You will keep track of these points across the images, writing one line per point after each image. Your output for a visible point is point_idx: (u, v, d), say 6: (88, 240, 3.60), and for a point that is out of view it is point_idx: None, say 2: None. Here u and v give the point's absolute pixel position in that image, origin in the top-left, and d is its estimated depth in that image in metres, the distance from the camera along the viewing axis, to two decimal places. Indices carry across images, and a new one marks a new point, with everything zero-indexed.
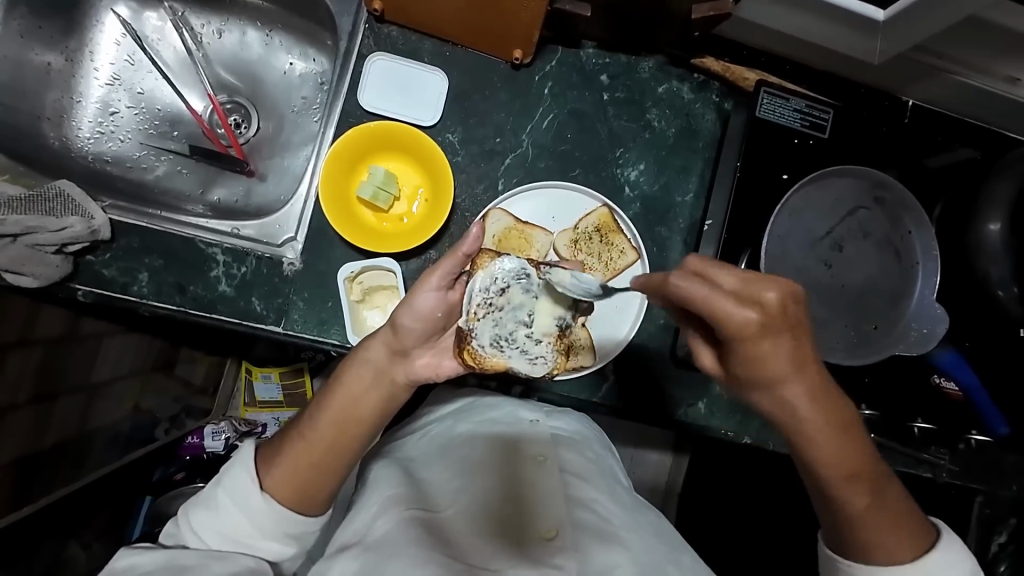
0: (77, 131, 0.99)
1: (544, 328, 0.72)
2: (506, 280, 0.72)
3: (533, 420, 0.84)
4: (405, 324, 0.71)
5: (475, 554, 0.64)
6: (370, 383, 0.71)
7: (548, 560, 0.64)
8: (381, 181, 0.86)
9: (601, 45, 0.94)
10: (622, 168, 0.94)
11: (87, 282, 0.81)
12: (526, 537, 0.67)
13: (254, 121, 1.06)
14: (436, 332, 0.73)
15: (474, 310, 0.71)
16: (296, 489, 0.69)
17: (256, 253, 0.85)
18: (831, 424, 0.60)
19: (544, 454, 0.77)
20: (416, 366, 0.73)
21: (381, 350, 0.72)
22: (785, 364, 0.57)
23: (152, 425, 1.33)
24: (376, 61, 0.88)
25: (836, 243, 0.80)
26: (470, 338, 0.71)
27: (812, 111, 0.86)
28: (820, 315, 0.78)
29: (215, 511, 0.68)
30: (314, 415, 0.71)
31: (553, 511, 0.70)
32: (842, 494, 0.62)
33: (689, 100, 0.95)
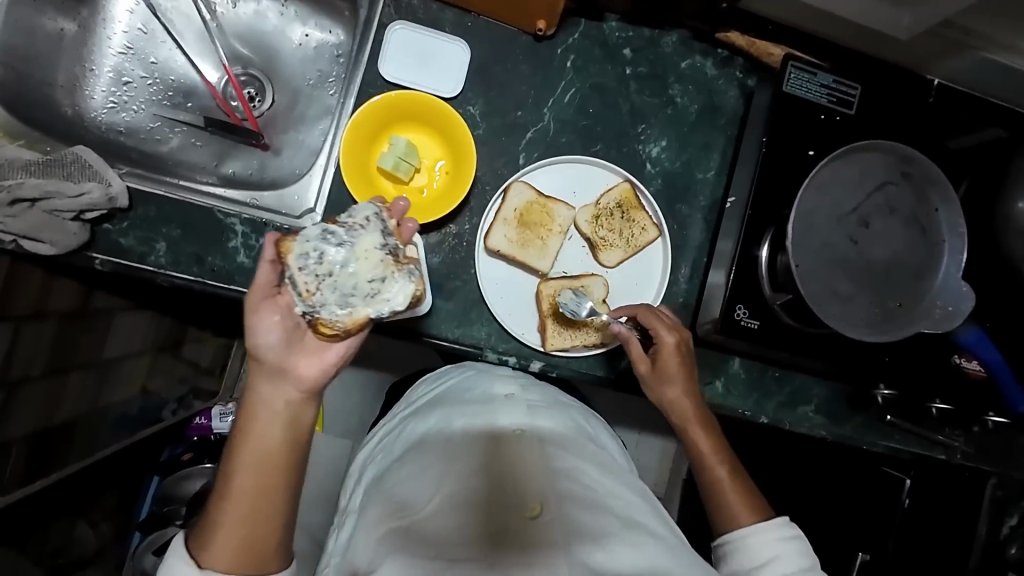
0: (90, 100, 0.97)
1: (375, 260, 0.68)
2: (315, 248, 0.68)
3: (508, 394, 0.75)
4: (262, 346, 0.66)
5: (460, 539, 0.56)
6: (266, 419, 0.66)
7: (540, 540, 0.57)
8: (404, 154, 0.85)
9: (625, 18, 0.93)
10: (644, 144, 0.93)
11: (103, 250, 0.80)
12: (512, 515, 0.58)
13: (269, 94, 1.06)
14: (299, 336, 0.68)
15: (303, 288, 0.66)
16: (240, 548, 0.62)
17: (275, 224, 0.84)
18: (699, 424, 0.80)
19: (521, 427, 0.68)
20: (301, 374, 0.67)
21: (269, 389, 0.66)
22: (682, 372, 0.80)
23: (164, 407, 1.36)
24: (397, 29, 0.86)
25: (863, 219, 0.78)
26: (315, 313, 0.67)
27: (839, 87, 0.85)
28: (844, 290, 0.77)
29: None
30: (231, 468, 0.65)
31: (537, 482, 0.61)
32: (710, 472, 0.79)
33: (711, 76, 0.95)
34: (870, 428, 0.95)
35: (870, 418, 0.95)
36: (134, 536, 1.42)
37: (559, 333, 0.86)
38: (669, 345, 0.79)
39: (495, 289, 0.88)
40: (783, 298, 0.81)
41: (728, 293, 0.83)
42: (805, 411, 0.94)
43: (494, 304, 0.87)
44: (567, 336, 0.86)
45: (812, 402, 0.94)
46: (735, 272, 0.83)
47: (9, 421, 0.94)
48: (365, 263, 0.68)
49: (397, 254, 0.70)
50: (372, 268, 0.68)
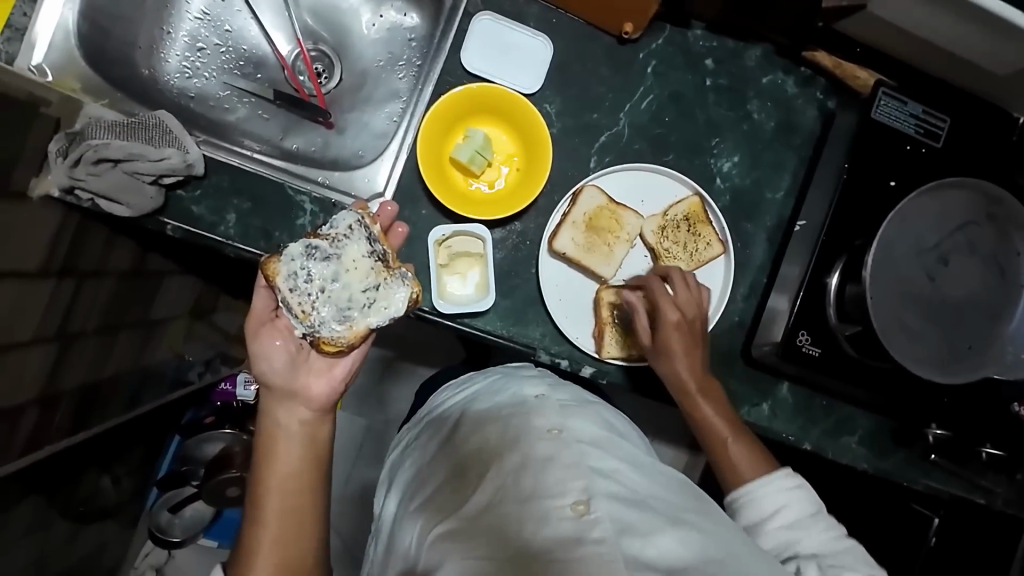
0: (165, 63, 0.97)
1: (366, 271, 0.67)
2: (304, 267, 0.66)
3: (539, 392, 0.68)
4: (270, 369, 0.66)
5: (510, 541, 0.53)
6: (291, 437, 0.64)
7: (586, 539, 0.52)
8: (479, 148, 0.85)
9: (711, 27, 0.91)
10: (716, 158, 0.92)
11: (175, 216, 0.81)
12: (553, 519, 0.53)
13: (337, 72, 1.05)
14: (302, 357, 0.68)
15: (298, 310, 0.65)
16: (283, 571, 0.58)
17: (344, 206, 0.84)
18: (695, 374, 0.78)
19: (554, 425, 0.61)
20: (313, 393, 0.66)
21: (289, 411, 0.65)
22: (685, 329, 0.78)
23: (190, 369, 1.34)
24: (482, 19, 0.85)
25: (943, 256, 0.77)
26: (315, 332, 0.66)
27: (928, 119, 0.83)
28: (915, 326, 0.76)
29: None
30: (257, 493, 0.61)
31: (575, 480, 0.56)
32: (710, 437, 0.78)
33: (792, 94, 0.93)
34: (913, 465, 0.94)
35: (913, 456, 0.94)
36: (152, 490, 1.47)
37: (615, 343, 0.86)
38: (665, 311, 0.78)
39: (556, 293, 0.88)
40: (850, 329, 0.80)
41: (792, 318, 0.82)
42: (849, 442, 0.93)
43: (553, 306, 0.87)
44: (623, 347, 0.86)
45: (857, 434, 0.94)
46: (803, 295, 0.82)
47: (60, 374, 0.95)
48: (359, 276, 0.67)
49: (386, 261, 0.68)
50: (364, 278, 0.67)
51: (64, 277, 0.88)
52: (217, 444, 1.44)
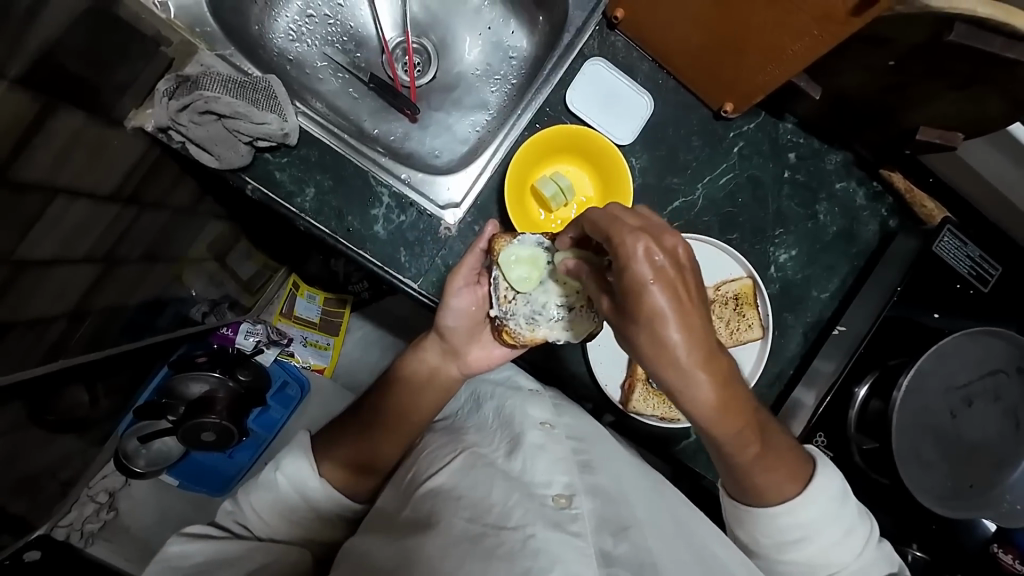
0: (274, 22, 0.98)
1: (572, 289, 0.69)
2: (524, 260, 0.71)
3: (534, 388, 0.80)
4: (450, 325, 0.75)
5: (491, 511, 0.57)
6: (423, 383, 0.76)
7: (567, 527, 0.56)
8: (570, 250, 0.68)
9: (801, 124, 0.95)
10: (776, 248, 0.95)
11: (257, 178, 0.82)
12: (537, 500, 0.59)
13: (433, 69, 1.06)
14: (479, 327, 0.76)
15: (501, 296, 0.71)
16: (351, 476, 0.71)
17: (420, 207, 0.86)
18: (743, 435, 0.58)
19: (549, 421, 0.72)
20: (471, 361, 0.76)
21: (433, 352, 0.76)
22: (681, 360, 0.49)
23: (193, 306, 1.23)
24: (594, 64, 0.89)
25: (968, 397, 0.81)
26: (503, 320, 0.72)
27: (982, 264, 0.87)
28: (928, 456, 0.80)
29: (273, 492, 0.68)
30: (377, 406, 0.75)
31: (562, 475, 0.63)
32: (726, 441, 0.59)
33: (860, 205, 0.96)
34: None
35: None
36: (127, 417, 1.31)
37: (642, 399, 0.86)
38: (646, 278, 0.47)
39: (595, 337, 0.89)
40: (867, 443, 0.83)
41: (813, 418, 0.86)
42: None
43: (591, 348, 0.89)
44: (649, 404, 0.86)
45: None
46: (830, 401, 0.86)
47: (96, 292, 0.92)
48: (563, 289, 0.70)
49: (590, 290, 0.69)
50: (566, 294, 0.70)
51: (130, 204, 0.87)
52: (202, 387, 1.27)
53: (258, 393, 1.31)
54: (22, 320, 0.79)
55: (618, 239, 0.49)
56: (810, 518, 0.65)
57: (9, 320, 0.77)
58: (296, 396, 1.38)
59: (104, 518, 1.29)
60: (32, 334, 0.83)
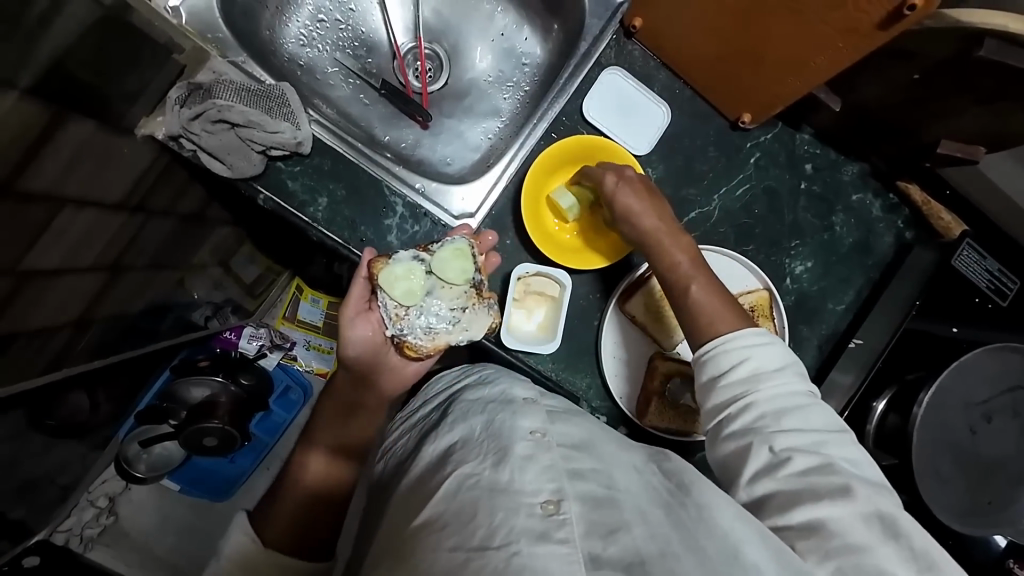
0: (285, 27, 0.97)
1: (459, 292, 0.74)
2: (408, 275, 0.73)
3: (528, 398, 0.68)
4: (353, 354, 0.72)
5: (474, 534, 0.50)
6: (348, 415, 0.73)
7: (552, 538, 0.48)
8: (447, 255, 0.74)
9: (818, 135, 0.94)
10: (791, 259, 0.95)
11: (268, 187, 0.80)
12: (520, 513, 0.50)
13: (445, 75, 1.05)
14: (382, 351, 0.74)
15: (392, 313, 0.72)
16: (297, 530, 0.64)
17: (433, 217, 0.85)
18: (687, 270, 0.72)
19: (540, 429, 0.61)
20: (384, 384, 0.74)
21: (346, 380, 0.74)
22: (646, 224, 0.76)
23: (194, 309, 1.20)
24: (610, 73, 0.88)
25: (987, 413, 0.80)
26: (402, 336, 0.72)
27: (1001, 278, 0.86)
28: (947, 473, 0.79)
29: (222, 574, 0.61)
30: (304, 455, 0.71)
31: (549, 481, 0.54)
32: (675, 279, 0.73)
33: (876, 216, 0.96)
34: None
35: None
36: (127, 420, 1.27)
37: (659, 413, 0.85)
38: (623, 172, 0.79)
39: (611, 350, 0.89)
40: (885, 459, 0.82)
41: None
42: None
43: (606, 362, 0.88)
44: (666, 419, 0.85)
45: None
46: (847, 415, 0.85)
47: (100, 300, 0.90)
48: (453, 294, 0.74)
49: (476, 287, 0.75)
50: (454, 298, 0.74)
51: (138, 211, 0.86)
52: (205, 391, 1.26)
53: (260, 398, 1.31)
54: (26, 330, 0.77)
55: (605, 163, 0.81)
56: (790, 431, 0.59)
57: (14, 331, 0.75)
58: (299, 400, 1.37)
59: (104, 524, 1.28)
60: (36, 343, 0.81)
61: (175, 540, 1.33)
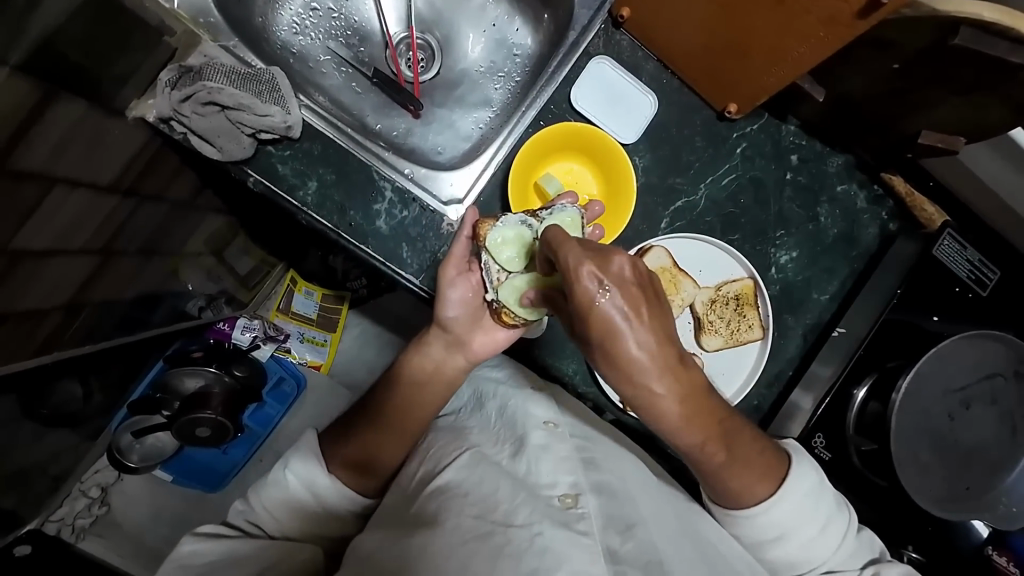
0: (278, 15, 0.98)
1: None
2: (514, 239, 0.74)
3: (536, 386, 0.80)
4: (450, 316, 0.75)
5: (498, 508, 0.58)
6: (429, 376, 0.75)
7: (572, 526, 0.58)
8: (555, 223, 0.73)
9: (804, 126, 0.95)
10: (776, 249, 0.96)
11: (258, 171, 0.81)
12: (545, 503, 0.61)
13: (438, 65, 1.06)
14: (479, 313, 0.77)
15: (496, 279, 0.74)
16: (360, 470, 0.70)
17: (421, 202, 0.86)
18: (708, 440, 0.61)
19: (552, 420, 0.73)
20: (475, 348, 0.77)
21: (438, 344, 0.76)
22: (654, 385, 0.55)
23: (189, 300, 1.20)
24: (597, 63, 0.89)
25: (965, 400, 0.81)
26: (502, 304, 0.74)
27: (982, 268, 0.88)
28: (925, 459, 0.81)
29: (284, 490, 0.68)
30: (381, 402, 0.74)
31: (569, 475, 0.65)
32: (698, 453, 0.62)
33: (861, 208, 0.97)
34: None
35: None
36: (120, 410, 1.28)
37: None
38: (593, 285, 0.52)
39: None
40: (865, 444, 0.83)
41: (812, 419, 0.86)
42: None
43: None
44: None
45: None
46: (829, 402, 0.86)
47: (91, 284, 0.91)
48: None
49: None
50: None
51: (129, 195, 0.86)
52: (198, 382, 1.25)
53: (254, 391, 1.29)
54: (17, 311, 0.78)
55: (561, 264, 0.55)
56: (785, 516, 0.66)
57: (5, 311, 0.76)
58: (293, 392, 1.37)
59: (96, 514, 1.28)
60: (26, 326, 0.82)
61: (169, 532, 1.33)
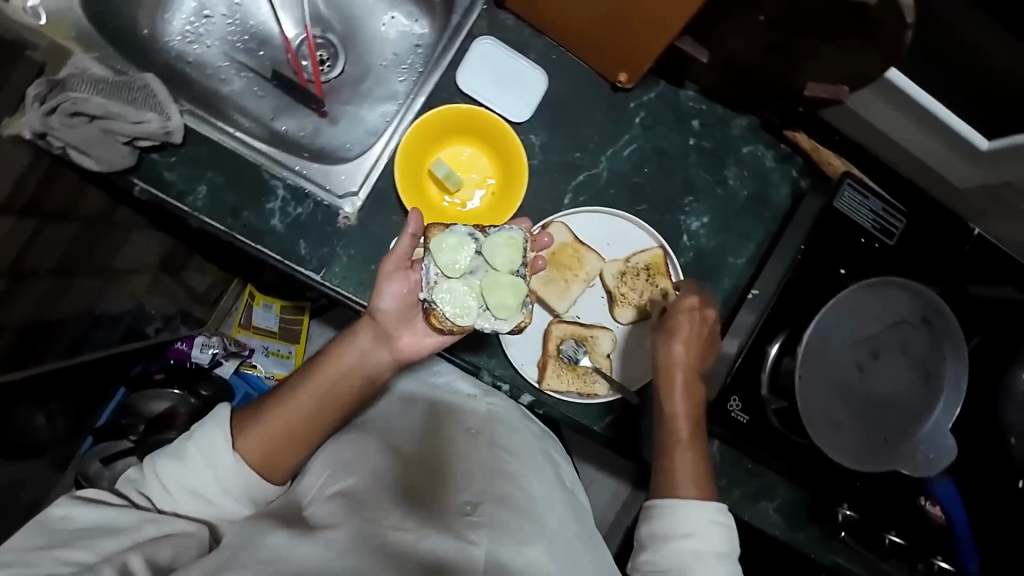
0: (169, 25, 0.98)
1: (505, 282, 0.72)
2: (455, 246, 0.72)
3: (473, 394, 0.82)
4: (382, 307, 0.71)
5: (389, 517, 0.60)
6: (356, 368, 0.69)
7: (465, 536, 0.60)
8: (501, 240, 0.72)
9: (703, 91, 0.94)
10: (686, 216, 0.95)
11: (145, 179, 0.81)
12: (444, 510, 0.63)
13: (341, 63, 1.06)
14: (412, 311, 0.73)
15: (431, 280, 0.71)
16: (270, 457, 0.66)
17: (316, 197, 0.85)
18: (691, 428, 0.72)
19: (478, 428, 0.75)
20: (401, 347, 0.71)
21: (366, 338, 0.70)
22: (684, 349, 0.73)
23: (148, 322, 1.22)
24: (485, 43, 0.89)
25: (873, 350, 0.80)
26: (431, 304, 0.71)
27: (886, 216, 0.87)
28: (837, 414, 0.80)
29: (183, 464, 0.64)
30: (302, 389, 0.68)
31: (477, 484, 0.67)
32: (675, 430, 0.72)
33: (770, 168, 0.96)
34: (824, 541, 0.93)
35: (825, 532, 0.93)
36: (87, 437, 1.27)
37: (557, 375, 0.89)
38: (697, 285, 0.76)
39: None
40: (778, 403, 0.83)
41: (727, 381, 0.85)
42: (765, 507, 0.94)
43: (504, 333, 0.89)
44: (563, 381, 0.88)
45: (774, 500, 0.94)
46: (742, 359, 0.84)
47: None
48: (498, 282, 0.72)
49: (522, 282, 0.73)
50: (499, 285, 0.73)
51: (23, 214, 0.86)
52: (164, 404, 1.23)
53: None
54: None
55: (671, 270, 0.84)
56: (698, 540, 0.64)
57: None
58: None
59: None
60: None
61: None
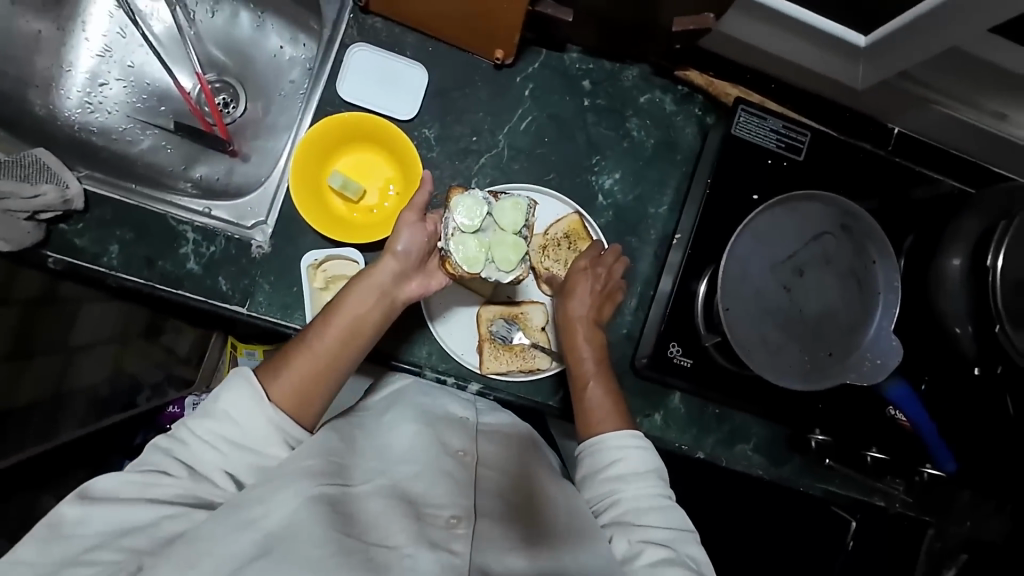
0: (67, 101, 1.01)
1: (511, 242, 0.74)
2: (468, 206, 0.73)
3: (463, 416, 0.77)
4: (401, 250, 0.73)
5: (371, 535, 0.53)
6: (375, 302, 0.72)
7: (450, 548, 0.54)
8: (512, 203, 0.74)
9: (586, 51, 0.94)
10: (597, 175, 0.94)
11: (58, 250, 0.83)
12: (430, 521, 0.56)
13: (242, 100, 1.08)
14: (427, 256, 0.76)
15: (449, 233, 0.73)
16: (301, 399, 0.66)
17: (226, 233, 0.87)
18: (601, 369, 0.79)
19: (466, 449, 0.68)
20: (410, 289, 0.75)
21: (387, 273, 0.73)
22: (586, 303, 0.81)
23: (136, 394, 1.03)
24: (356, 51, 0.90)
25: (797, 267, 0.79)
26: (446, 254, 0.73)
27: (788, 132, 0.87)
28: (775, 339, 0.78)
29: (221, 428, 0.61)
30: (322, 332, 0.69)
31: (465, 499, 0.60)
32: (585, 370, 0.79)
33: (671, 111, 0.95)
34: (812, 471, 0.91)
35: (809, 461, 0.91)
36: None
37: (495, 358, 0.88)
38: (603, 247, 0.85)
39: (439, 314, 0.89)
40: (715, 338, 0.83)
41: (660, 331, 0.85)
42: (742, 450, 0.90)
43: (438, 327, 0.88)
44: (502, 362, 0.88)
45: (751, 441, 0.91)
46: (673, 304, 0.86)
47: None
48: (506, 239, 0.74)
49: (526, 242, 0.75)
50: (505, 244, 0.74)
51: None
52: None
53: None
54: None
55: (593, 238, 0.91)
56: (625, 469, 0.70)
57: None
58: None
59: None
60: None
61: None
